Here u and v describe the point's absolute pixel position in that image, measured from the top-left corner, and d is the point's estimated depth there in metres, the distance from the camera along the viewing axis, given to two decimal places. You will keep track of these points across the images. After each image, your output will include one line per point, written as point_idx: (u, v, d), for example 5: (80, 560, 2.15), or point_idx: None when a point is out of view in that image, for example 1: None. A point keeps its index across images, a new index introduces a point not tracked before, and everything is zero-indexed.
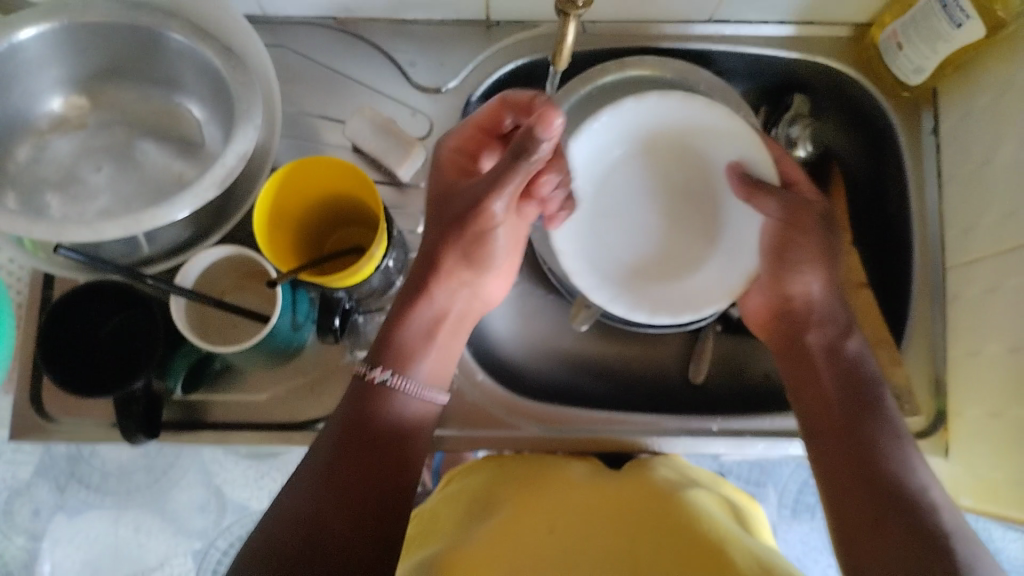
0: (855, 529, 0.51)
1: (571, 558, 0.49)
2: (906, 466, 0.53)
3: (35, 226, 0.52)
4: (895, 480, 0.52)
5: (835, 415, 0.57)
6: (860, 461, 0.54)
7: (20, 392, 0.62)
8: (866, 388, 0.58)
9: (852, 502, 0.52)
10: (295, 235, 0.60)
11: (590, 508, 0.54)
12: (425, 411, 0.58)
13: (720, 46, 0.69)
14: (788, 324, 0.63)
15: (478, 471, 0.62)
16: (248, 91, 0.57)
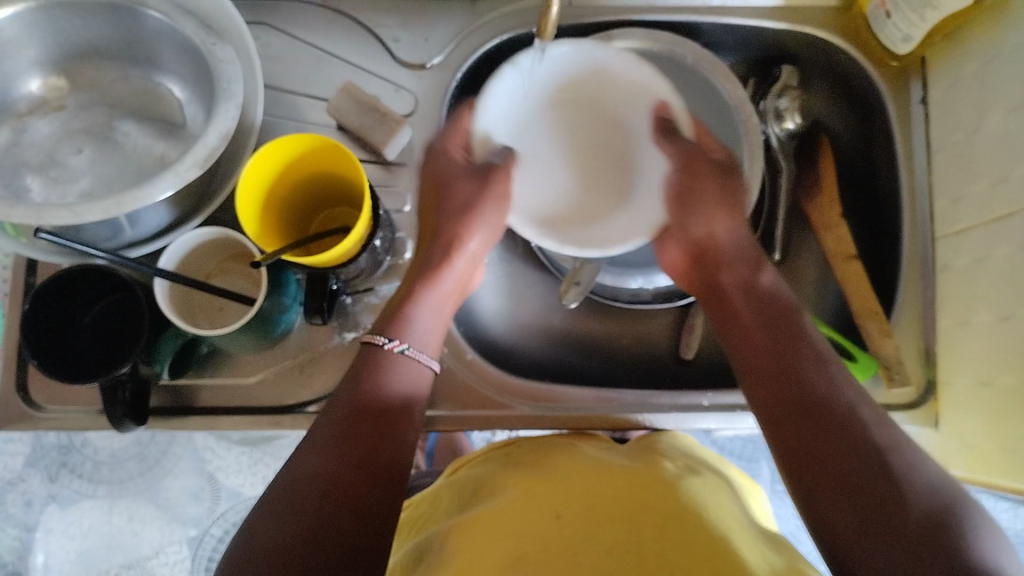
0: (817, 473, 0.43)
1: (574, 530, 0.49)
2: (830, 386, 0.46)
3: (14, 210, 0.51)
4: (833, 403, 0.45)
5: (763, 349, 0.50)
6: (801, 397, 0.46)
7: (5, 381, 0.61)
8: (787, 315, 0.52)
9: (817, 449, 0.43)
10: (281, 215, 0.59)
11: (588, 486, 0.53)
12: (418, 377, 0.53)
13: (707, 17, 0.69)
14: (704, 269, 0.59)
15: (483, 462, 0.62)
16: (230, 70, 0.57)
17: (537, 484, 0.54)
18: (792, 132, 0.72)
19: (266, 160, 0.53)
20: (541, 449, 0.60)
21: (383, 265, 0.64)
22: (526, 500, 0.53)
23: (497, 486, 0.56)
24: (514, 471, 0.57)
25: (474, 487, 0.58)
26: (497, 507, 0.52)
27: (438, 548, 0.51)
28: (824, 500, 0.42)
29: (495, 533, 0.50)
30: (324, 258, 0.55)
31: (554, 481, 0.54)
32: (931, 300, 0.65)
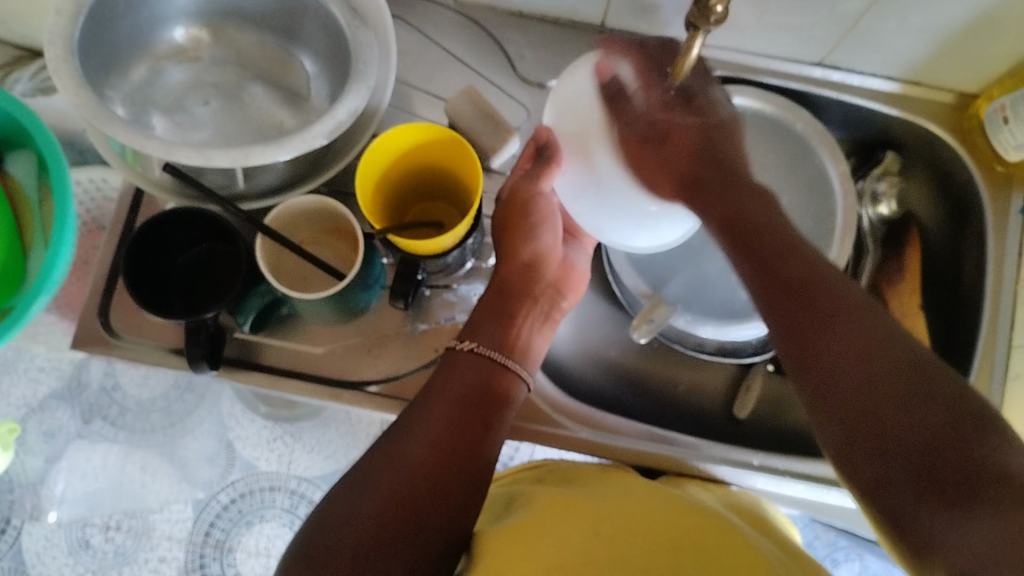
0: (835, 412, 0.43)
1: (622, 545, 0.50)
2: (846, 339, 0.45)
3: (148, 142, 0.53)
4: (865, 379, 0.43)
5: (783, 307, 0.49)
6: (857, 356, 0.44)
7: (89, 304, 0.63)
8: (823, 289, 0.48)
9: (875, 470, 0.41)
10: (388, 199, 0.61)
11: (624, 513, 0.54)
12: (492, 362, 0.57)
13: (823, 90, 0.70)
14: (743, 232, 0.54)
15: (514, 483, 0.63)
16: (368, 53, 0.58)
17: (573, 499, 0.56)
18: (884, 217, 0.73)
19: (387, 144, 0.55)
20: (592, 475, 0.62)
21: (466, 266, 0.66)
22: (559, 516, 0.54)
23: (530, 500, 0.58)
24: (546, 489, 0.59)
25: (505, 505, 0.60)
26: (532, 520, 0.54)
27: (472, 551, 0.53)
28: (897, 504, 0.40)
29: (530, 543, 0.51)
30: (421, 245, 0.57)
31: (588, 503, 0.56)
32: (998, 407, 0.65)
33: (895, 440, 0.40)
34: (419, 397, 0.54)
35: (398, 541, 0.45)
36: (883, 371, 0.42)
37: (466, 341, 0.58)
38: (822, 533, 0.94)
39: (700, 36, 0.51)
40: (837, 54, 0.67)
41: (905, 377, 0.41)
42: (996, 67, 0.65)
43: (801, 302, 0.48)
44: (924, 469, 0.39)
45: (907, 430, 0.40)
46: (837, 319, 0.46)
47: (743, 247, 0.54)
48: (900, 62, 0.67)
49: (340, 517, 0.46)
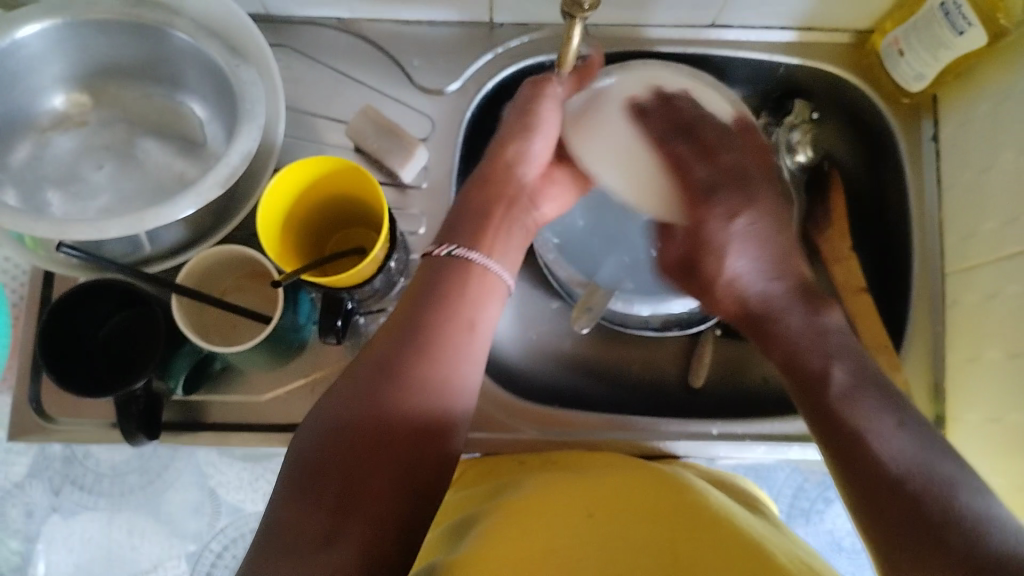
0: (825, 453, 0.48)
1: (615, 526, 0.50)
2: (861, 412, 0.48)
3: (38, 225, 0.51)
4: (858, 432, 0.47)
5: (778, 353, 0.57)
6: (810, 392, 0.51)
7: (20, 392, 0.61)
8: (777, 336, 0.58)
9: (895, 519, 0.42)
10: (298, 235, 0.60)
11: (621, 490, 0.54)
12: (466, 260, 0.57)
13: (722, 51, 0.70)
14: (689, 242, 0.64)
15: (493, 476, 0.61)
16: (252, 92, 0.57)
17: (577, 483, 0.55)
18: (803, 165, 0.73)
19: (286, 183, 0.55)
20: (581, 456, 0.61)
21: (397, 286, 0.65)
22: (557, 500, 0.53)
23: (532, 478, 0.58)
24: (552, 471, 0.59)
25: (490, 491, 0.59)
26: (532, 500, 0.53)
27: (479, 523, 0.53)
28: (888, 533, 0.43)
29: (521, 526, 0.50)
30: (339, 280, 0.57)
31: (582, 485, 0.55)
32: (941, 334, 0.65)
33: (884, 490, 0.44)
34: (343, 400, 0.48)
35: (374, 483, 0.45)
36: (851, 411, 0.48)
37: (443, 243, 0.58)
38: (810, 475, 0.94)
39: (579, 23, 0.51)
40: (728, 13, 0.67)
41: (894, 484, 0.44)
42: (884, 1, 0.65)
43: (814, 404, 0.51)
44: (901, 530, 0.42)
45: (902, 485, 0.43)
46: (813, 363, 0.53)
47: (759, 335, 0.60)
48: (789, 11, 0.67)
49: (297, 476, 0.45)
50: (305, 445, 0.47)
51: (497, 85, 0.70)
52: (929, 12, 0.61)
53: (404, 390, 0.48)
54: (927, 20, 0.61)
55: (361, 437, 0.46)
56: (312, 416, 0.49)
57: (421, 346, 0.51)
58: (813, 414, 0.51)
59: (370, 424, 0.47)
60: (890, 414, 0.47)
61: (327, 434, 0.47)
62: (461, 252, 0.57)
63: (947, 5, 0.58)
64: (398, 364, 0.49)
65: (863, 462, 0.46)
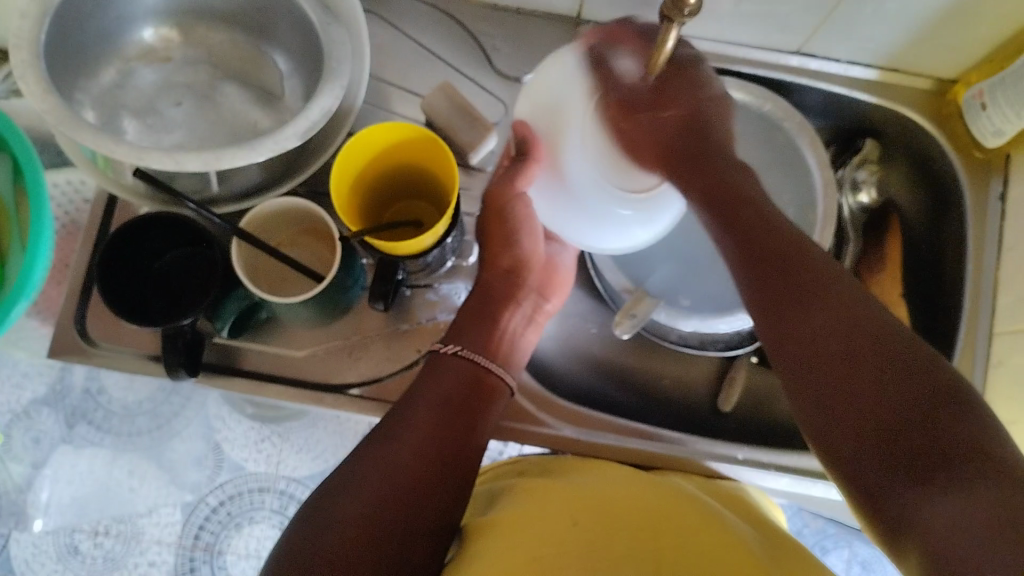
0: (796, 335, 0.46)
1: (605, 537, 0.49)
2: (811, 288, 0.47)
3: (118, 147, 0.52)
4: (814, 312, 0.46)
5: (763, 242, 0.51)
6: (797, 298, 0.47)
7: (65, 312, 0.62)
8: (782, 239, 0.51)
9: (862, 407, 0.41)
10: (363, 198, 0.60)
11: (616, 506, 0.53)
12: (476, 368, 0.60)
13: (802, 79, 0.70)
14: (696, 170, 0.56)
15: (497, 480, 0.62)
16: (341, 51, 0.58)
17: (556, 489, 0.55)
18: (865, 206, 0.73)
19: (361, 145, 0.55)
20: (573, 465, 0.61)
21: (447, 264, 0.65)
22: (544, 506, 0.53)
23: (515, 491, 0.57)
24: (527, 481, 0.58)
25: (489, 498, 0.59)
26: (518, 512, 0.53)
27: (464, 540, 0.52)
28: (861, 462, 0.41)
29: (512, 538, 0.50)
30: (398, 247, 0.56)
31: (573, 495, 0.54)
32: (980, 393, 0.65)
33: (862, 423, 0.41)
34: (366, 453, 0.52)
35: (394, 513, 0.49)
36: (840, 337, 0.43)
37: (450, 344, 0.61)
38: (812, 521, 0.93)
39: (676, 28, 0.51)
40: (816, 42, 0.67)
41: (867, 357, 0.42)
42: (973, 52, 0.65)
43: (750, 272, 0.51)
44: (878, 420, 0.40)
45: (879, 405, 0.40)
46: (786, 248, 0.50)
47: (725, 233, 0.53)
48: (877, 49, 0.67)
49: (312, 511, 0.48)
50: (330, 489, 0.50)
51: None
52: (1020, 69, 0.60)
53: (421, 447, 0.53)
54: (1016, 77, 0.61)
55: (385, 472, 0.50)
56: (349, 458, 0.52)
57: (442, 410, 0.56)
58: (760, 308, 0.49)
59: (391, 466, 0.51)
60: (841, 323, 0.44)
61: (350, 477, 0.50)
62: (465, 352, 0.60)
63: None
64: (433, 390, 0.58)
65: (821, 347, 0.44)
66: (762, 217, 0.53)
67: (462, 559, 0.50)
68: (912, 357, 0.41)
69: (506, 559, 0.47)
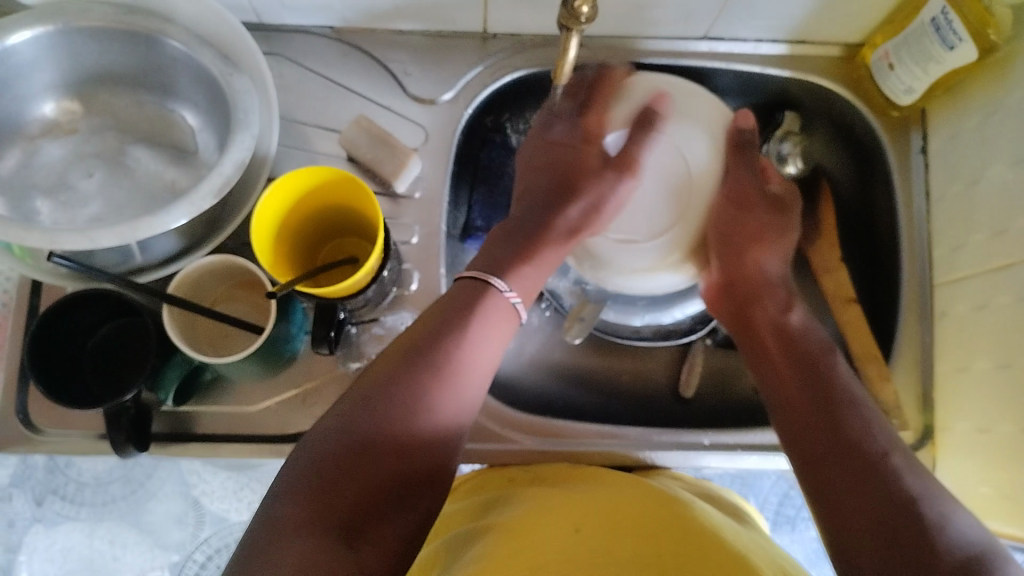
0: (803, 430, 0.50)
1: (608, 546, 0.49)
2: (821, 389, 0.52)
3: (28, 233, 0.51)
4: (828, 410, 0.50)
5: (779, 349, 0.56)
6: (813, 393, 0.52)
7: (6, 404, 0.60)
8: (809, 347, 0.55)
9: (854, 517, 0.45)
10: (291, 246, 0.59)
11: (614, 511, 0.53)
12: (466, 310, 0.53)
13: (713, 63, 0.70)
14: (736, 298, 0.62)
15: (483, 491, 0.61)
16: (246, 101, 0.57)
17: (558, 500, 0.55)
18: (795, 176, 0.73)
19: (279, 194, 0.54)
20: (563, 472, 0.61)
21: (389, 296, 0.64)
22: (543, 517, 0.53)
23: (513, 502, 0.57)
24: (529, 491, 0.58)
25: (483, 509, 0.58)
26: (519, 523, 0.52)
27: (466, 556, 0.51)
28: (851, 551, 0.44)
29: (513, 547, 0.50)
30: (334, 289, 0.56)
31: (568, 501, 0.55)
32: (930, 345, 0.66)
33: (865, 526, 0.44)
34: (323, 453, 0.45)
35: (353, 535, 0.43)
36: (847, 466, 0.47)
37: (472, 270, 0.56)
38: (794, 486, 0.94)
39: (574, 36, 0.51)
40: (721, 25, 0.68)
41: (865, 470, 0.46)
42: (874, 15, 0.66)
43: (770, 376, 0.55)
44: (871, 533, 0.44)
45: (881, 525, 0.44)
46: (799, 361, 0.54)
47: (762, 342, 0.58)
48: (781, 24, 0.67)
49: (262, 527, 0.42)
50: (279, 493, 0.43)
51: (489, 95, 0.69)
52: (919, 26, 0.61)
53: (395, 428, 0.46)
54: (917, 35, 0.62)
55: (347, 490, 0.44)
56: (305, 447, 0.46)
57: (428, 373, 0.49)
58: (773, 410, 0.54)
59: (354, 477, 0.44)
60: (846, 438, 0.48)
61: (308, 479, 0.44)
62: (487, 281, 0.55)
63: (938, 20, 0.59)
64: (407, 372, 0.48)
65: (826, 452, 0.48)
66: (803, 329, 0.57)
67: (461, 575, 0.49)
68: (890, 469, 0.46)
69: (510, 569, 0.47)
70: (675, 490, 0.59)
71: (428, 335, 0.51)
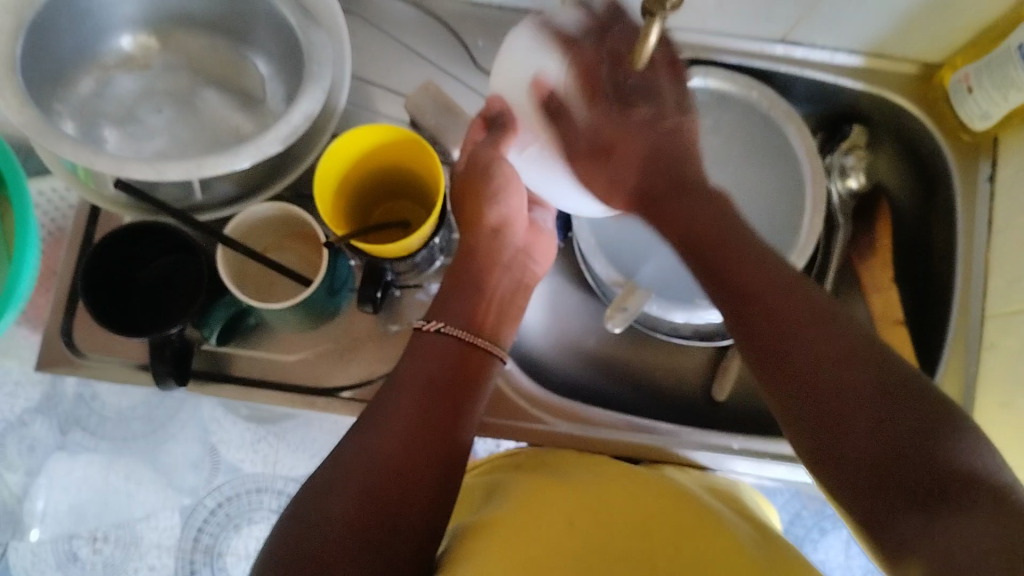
0: (772, 329, 0.46)
1: (600, 541, 0.49)
2: (771, 278, 0.48)
3: (97, 158, 0.51)
4: (789, 304, 0.46)
5: (713, 237, 0.52)
6: (769, 285, 0.47)
7: (53, 324, 0.61)
8: (739, 235, 0.51)
9: (863, 433, 0.40)
10: (347, 202, 0.59)
11: (611, 503, 0.53)
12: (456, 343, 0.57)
13: (786, 67, 0.69)
14: (654, 176, 0.55)
15: (490, 473, 0.62)
16: (321, 53, 0.57)
17: (553, 487, 0.55)
18: (854, 192, 0.73)
19: (341, 149, 0.55)
20: (566, 460, 0.60)
21: (436, 264, 0.64)
22: (536, 505, 0.53)
23: (507, 487, 0.57)
24: (524, 476, 0.58)
25: (484, 491, 0.59)
26: (513, 510, 0.53)
27: (457, 541, 0.52)
28: (846, 470, 0.40)
29: (511, 535, 0.50)
30: (385, 249, 0.56)
31: (565, 489, 0.55)
32: (974, 377, 0.65)
33: (853, 428, 0.40)
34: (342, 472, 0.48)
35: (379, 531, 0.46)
36: (848, 370, 0.42)
37: (432, 321, 0.58)
38: (809, 504, 0.93)
39: (658, 22, 0.50)
40: (799, 30, 0.67)
41: (867, 380, 0.41)
42: (959, 35, 0.65)
43: (716, 270, 0.50)
44: (874, 454, 0.39)
45: (891, 437, 0.39)
46: (738, 254, 0.50)
47: (704, 241, 0.52)
48: (861, 35, 0.66)
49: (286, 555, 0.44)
50: (300, 513, 0.46)
51: None
52: (1005, 52, 0.60)
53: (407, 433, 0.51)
54: (1001, 60, 0.60)
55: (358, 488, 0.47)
56: (323, 469, 0.49)
57: (432, 376, 0.54)
58: (723, 301, 0.49)
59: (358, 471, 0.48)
60: (825, 339, 0.44)
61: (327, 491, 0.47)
62: (451, 331, 0.57)
63: None
64: (409, 379, 0.54)
65: (807, 361, 0.43)
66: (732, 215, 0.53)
67: (453, 559, 0.50)
68: (898, 381, 0.41)
69: (504, 559, 0.48)
70: (677, 479, 0.59)
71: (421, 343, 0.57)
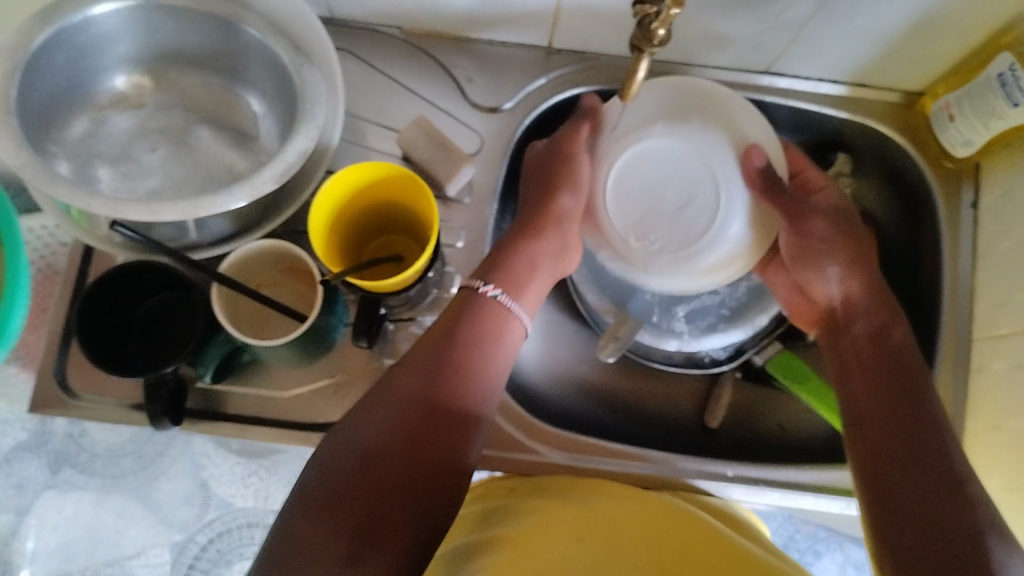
0: (876, 448, 0.53)
1: (614, 553, 0.49)
2: (922, 401, 0.55)
3: (93, 200, 0.51)
4: (915, 425, 0.53)
5: (870, 362, 0.59)
6: (899, 406, 0.55)
7: (45, 365, 0.61)
8: (910, 375, 0.57)
9: (907, 536, 0.47)
10: (341, 237, 0.60)
11: (621, 522, 0.53)
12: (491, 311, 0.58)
13: (773, 98, 0.70)
14: (836, 317, 0.64)
15: (485, 499, 0.61)
16: (315, 92, 0.57)
17: (564, 508, 0.55)
18: None
19: (335, 187, 0.55)
20: (566, 484, 0.60)
21: (431, 297, 0.65)
22: (547, 525, 0.53)
23: (517, 511, 0.57)
24: (533, 500, 0.58)
25: (487, 515, 0.58)
26: (525, 530, 0.53)
27: (470, 561, 0.52)
28: (898, 553, 0.47)
29: (515, 559, 0.49)
30: (381, 285, 0.56)
31: (568, 512, 0.54)
32: (965, 401, 0.65)
33: (932, 539, 0.46)
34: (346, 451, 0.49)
35: (379, 508, 0.47)
36: (931, 487, 0.49)
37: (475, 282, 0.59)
38: (803, 528, 0.94)
39: (645, 59, 0.51)
40: (785, 61, 0.68)
41: (938, 500, 0.48)
42: (941, 65, 0.66)
43: (893, 381, 0.57)
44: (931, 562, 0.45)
45: (937, 538, 0.46)
46: (891, 377, 0.57)
47: (856, 347, 0.61)
48: (845, 66, 0.68)
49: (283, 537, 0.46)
50: (301, 493, 0.48)
51: (547, 110, 0.70)
52: (985, 82, 0.61)
53: (422, 409, 0.51)
54: (982, 89, 0.62)
55: (359, 466, 0.48)
56: (332, 444, 0.51)
57: (453, 352, 0.55)
58: (853, 425, 0.57)
59: (362, 453, 0.49)
60: (922, 470, 0.50)
61: (331, 470, 0.48)
62: (502, 299, 0.59)
63: (1006, 77, 0.59)
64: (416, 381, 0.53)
65: (897, 478, 0.51)
66: (901, 350, 0.59)
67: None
68: (968, 499, 0.48)
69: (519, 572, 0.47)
70: (687, 505, 0.59)
71: (448, 337, 0.55)
